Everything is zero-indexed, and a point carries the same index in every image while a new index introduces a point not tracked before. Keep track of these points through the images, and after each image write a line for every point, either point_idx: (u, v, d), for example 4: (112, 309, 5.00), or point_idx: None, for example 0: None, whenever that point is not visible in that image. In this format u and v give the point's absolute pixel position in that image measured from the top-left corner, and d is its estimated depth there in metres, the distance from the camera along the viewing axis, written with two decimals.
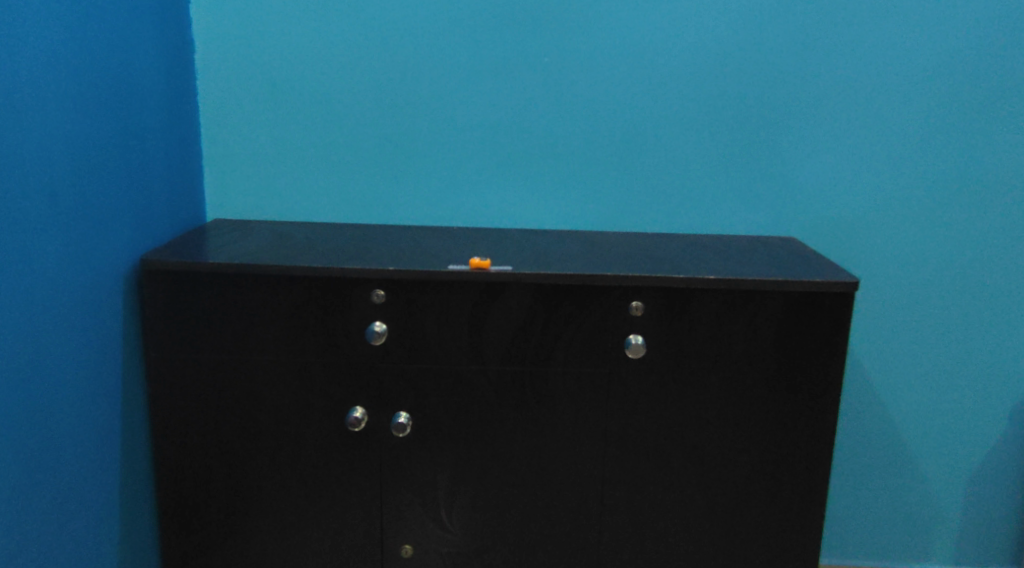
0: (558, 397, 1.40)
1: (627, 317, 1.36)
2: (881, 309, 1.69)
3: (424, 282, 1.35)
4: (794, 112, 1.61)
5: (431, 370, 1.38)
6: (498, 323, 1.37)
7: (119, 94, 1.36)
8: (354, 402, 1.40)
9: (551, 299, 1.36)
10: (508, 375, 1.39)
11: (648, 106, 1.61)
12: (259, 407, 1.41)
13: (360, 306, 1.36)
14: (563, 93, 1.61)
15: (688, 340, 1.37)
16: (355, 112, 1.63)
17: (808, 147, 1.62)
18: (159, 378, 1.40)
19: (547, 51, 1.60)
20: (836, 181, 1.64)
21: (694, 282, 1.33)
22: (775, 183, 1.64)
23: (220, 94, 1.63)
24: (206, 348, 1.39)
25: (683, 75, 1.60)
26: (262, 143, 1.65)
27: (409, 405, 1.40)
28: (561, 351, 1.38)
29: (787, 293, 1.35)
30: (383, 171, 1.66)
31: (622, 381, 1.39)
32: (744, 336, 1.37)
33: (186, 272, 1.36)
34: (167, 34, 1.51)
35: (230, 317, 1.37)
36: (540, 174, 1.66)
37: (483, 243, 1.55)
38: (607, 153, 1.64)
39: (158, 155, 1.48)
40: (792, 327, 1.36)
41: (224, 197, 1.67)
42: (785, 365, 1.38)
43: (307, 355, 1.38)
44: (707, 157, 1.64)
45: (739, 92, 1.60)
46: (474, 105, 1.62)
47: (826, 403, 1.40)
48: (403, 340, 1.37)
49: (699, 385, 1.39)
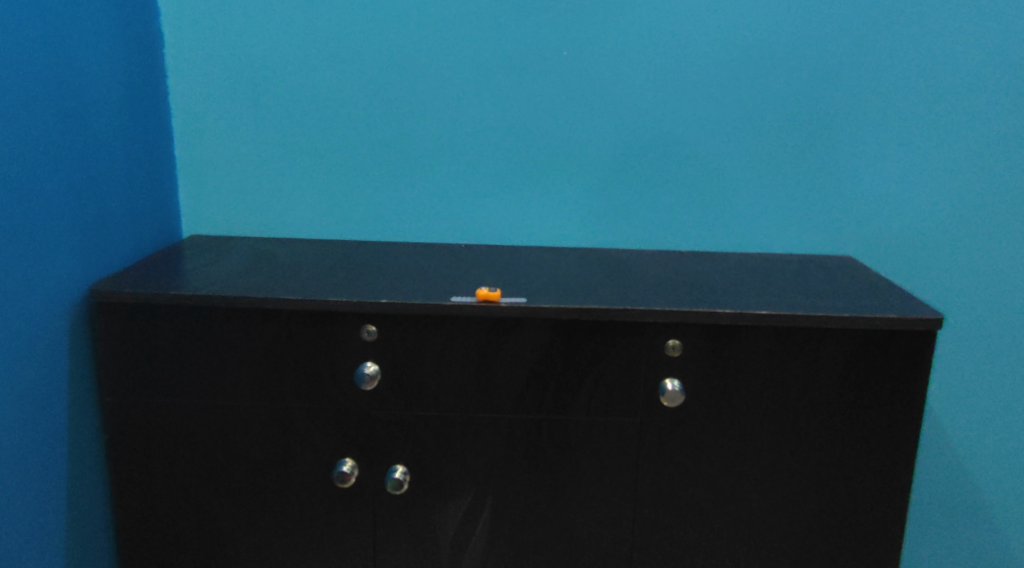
0: (580, 451, 1.19)
1: (661, 357, 1.15)
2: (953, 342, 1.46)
3: (422, 316, 1.15)
4: (855, 112, 1.39)
5: (432, 418, 1.18)
6: (509, 365, 1.16)
7: (68, 95, 1.16)
8: (342, 453, 1.20)
9: (572, 336, 1.15)
10: (522, 425, 1.18)
11: (686, 105, 1.41)
12: (232, 461, 1.21)
13: (348, 344, 1.16)
14: (586, 96, 1.41)
15: (736, 386, 1.16)
16: (348, 115, 1.43)
17: (869, 153, 1.41)
18: (116, 427, 1.20)
19: (568, 43, 1.39)
20: (899, 195, 1.42)
21: (742, 317, 1.12)
22: (828, 193, 1.43)
23: (194, 94, 1.43)
24: (170, 393, 1.18)
25: (727, 71, 1.39)
26: (243, 150, 1.45)
27: (406, 458, 1.20)
28: (584, 396, 1.17)
29: (854, 331, 1.13)
30: (380, 183, 1.46)
31: (656, 431, 1.18)
32: (802, 382, 1.15)
33: (145, 306, 1.16)
34: (128, 25, 1.31)
35: (198, 357, 1.17)
36: (561, 185, 1.45)
37: (491, 267, 1.35)
38: (637, 160, 1.43)
39: (116, 165, 1.28)
40: (862, 374, 1.14)
41: (201, 210, 1.48)
42: (853, 418, 1.16)
43: (288, 401, 1.18)
44: (751, 168, 1.43)
45: (788, 94, 1.39)
46: (484, 106, 1.42)
47: (903, 464, 1.18)
48: (399, 383, 1.17)
49: (750, 439, 1.18)
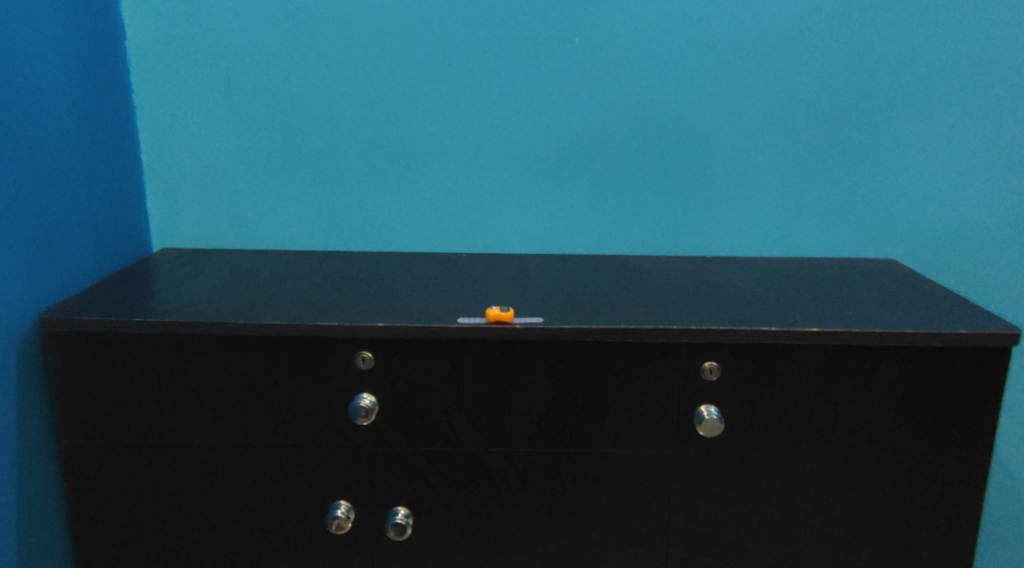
0: (605, 488, 1.05)
1: (696, 382, 1.02)
2: (1018, 351, 1.31)
3: (425, 341, 1.01)
4: (899, 100, 1.26)
5: (436, 455, 1.05)
6: (525, 393, 1.02)
7: (13, 95, 1.01)
8: (336, 495, 1.06)
9: (595, 360, 1.01)
10: (540, 460, 1.05)
11: (713, 95, 1.27)
12: (209, 508, 1.06)
13: (341, 374, 1.02)
14: (601, 88, 1.27)
15: (782, 413, 1.02)
16: (336, 113, 1.28)
17: (915, 145, 1.27)
18: (72, 473, 1.04)
19: (582, 29, 1.24)
20: (948, 191, 1.29)
21: (790, 336, 0.98)
22: (869, 190, 1.30)
23: (162, 91, 1.28)
24: (136, 433, 1.03)
25: (759, 57, 1.25)
26: (218, 154, 1.30)
27: (410, 498, 1.06)
28: (611, 427, 1.03)
29: (916, 350, 1.00)
30: (372, 188, 1.31)
31: (692, 465, 1.05)
32: (857, 406, 1.02)
33: (107, 336, 1.01)
34: (83, 14, 1.15)
35: (169, 392, 1.02)
36: (573, 187, 1.31)
37: (500, 279, 1.21)
38: (659, 156, 1.30)
39: (73, 173, 1.13)
40: (925, 396, 1.01)
41: (173, 220, 1.33)
42: (914, 446, 1.03)
43: (273, 439, 1.04)
44: (784, 164, 1.29)
45: (825, 82, 1.26)
46: (489, 102, 1.27)
47: (970, 495, 1.05)
48: (400, 416, 1.03)
49: (797, 471, 1.04)
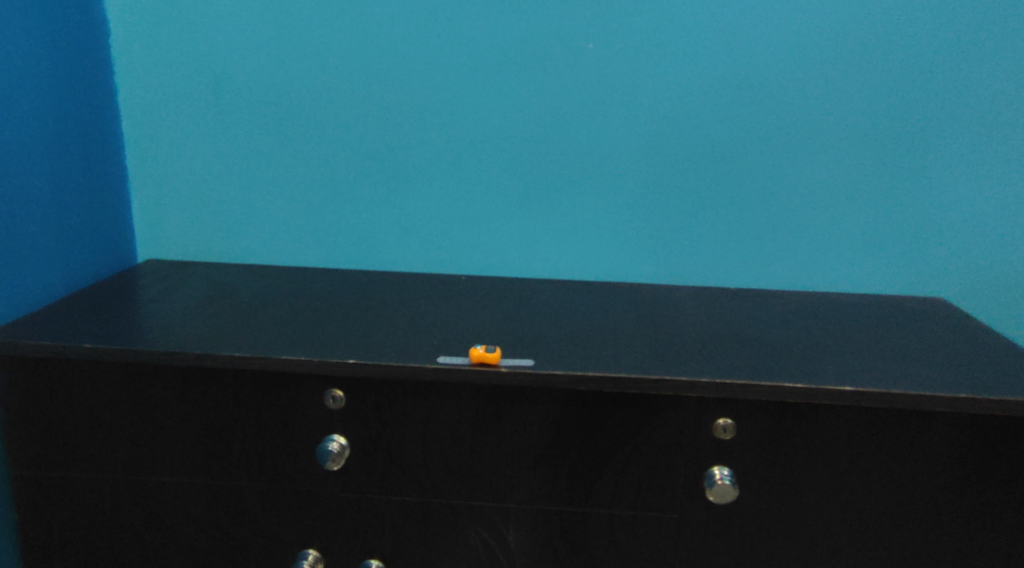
0: (599, 554, 0.93)
1: (707, 440, 0.89)
2: None
3: (400, 381, 0.90)
4: (955, 121, 1.11)
5: (411, 506, 0.94)
6: (510, 444, 0.91)
7: None
8: (302, 543, 0.97)
9: (591, 411, 0.89)
10: (526, 518, 0.93)
11: (743, 111, 1.13)
12: (166, 550, 0.98)
13: (309, 414, 0.92)
14: (617, 100, 1.14)
15: (807, 480, 0.89)
16: (328, 122, 1.19)
17: (971, 172, 1.12)
18: (21, 505, 0.97)
19: (597, 35, 1.12)
20: (1009, 224, 1.13)
21: (816, 394, 0.85)
22: (917, 220, 1.14)
23: (148, 95, 1.20)
24: (87, 465, 0.95)
25: (797, 69, 1.11)
26: (205, 161, 1.22)
27: (382, 551, 0.96)
28: (607, 485, 0.91)
29: (968, 416, 0.85)
30: (365, 202, 1.22)
31: (699, 532, 0.92)
32: (893, 478, 0.88)
33: (58, 360, 0.93)
34: (61, 13, 1.08)
35: (122, 424, 0.94)
36: (582, 208, 1.19)
37: (496, 307, 1.10)
38: (678, 176, 1.16)
39: (39, 179, 1.06)
40: (977, 470, 0.87)
41: (158, 230, 1.26)
42: (959, 526, 0.88)
43: (234, 479, 0.95)
44: (821, 189, 1.15)
45: (870, 100, 1.11)
46: (492, 113, 1.16)
47: None
48: (372, 462, 0.93)
49: (820, 546, 0.91)
